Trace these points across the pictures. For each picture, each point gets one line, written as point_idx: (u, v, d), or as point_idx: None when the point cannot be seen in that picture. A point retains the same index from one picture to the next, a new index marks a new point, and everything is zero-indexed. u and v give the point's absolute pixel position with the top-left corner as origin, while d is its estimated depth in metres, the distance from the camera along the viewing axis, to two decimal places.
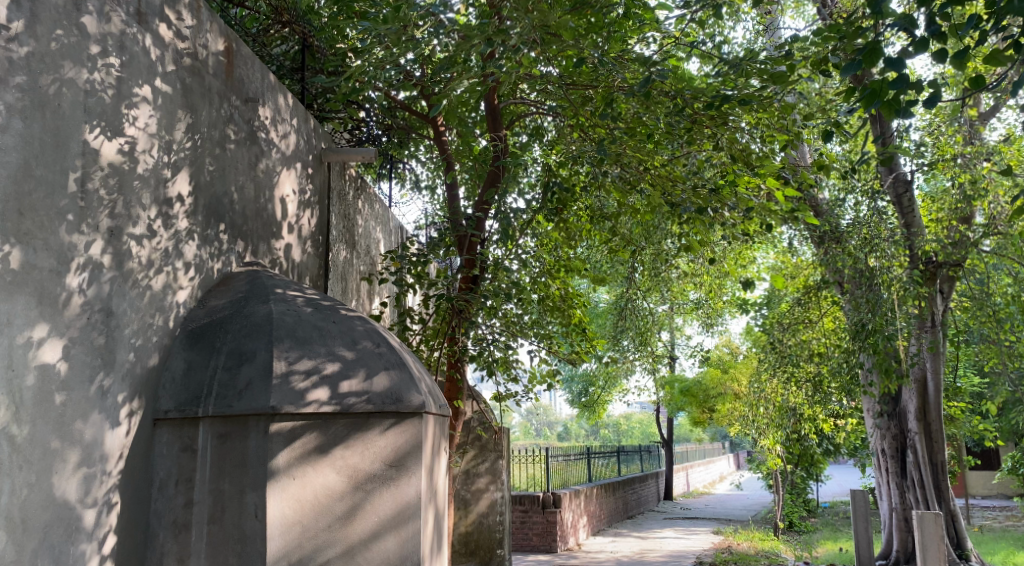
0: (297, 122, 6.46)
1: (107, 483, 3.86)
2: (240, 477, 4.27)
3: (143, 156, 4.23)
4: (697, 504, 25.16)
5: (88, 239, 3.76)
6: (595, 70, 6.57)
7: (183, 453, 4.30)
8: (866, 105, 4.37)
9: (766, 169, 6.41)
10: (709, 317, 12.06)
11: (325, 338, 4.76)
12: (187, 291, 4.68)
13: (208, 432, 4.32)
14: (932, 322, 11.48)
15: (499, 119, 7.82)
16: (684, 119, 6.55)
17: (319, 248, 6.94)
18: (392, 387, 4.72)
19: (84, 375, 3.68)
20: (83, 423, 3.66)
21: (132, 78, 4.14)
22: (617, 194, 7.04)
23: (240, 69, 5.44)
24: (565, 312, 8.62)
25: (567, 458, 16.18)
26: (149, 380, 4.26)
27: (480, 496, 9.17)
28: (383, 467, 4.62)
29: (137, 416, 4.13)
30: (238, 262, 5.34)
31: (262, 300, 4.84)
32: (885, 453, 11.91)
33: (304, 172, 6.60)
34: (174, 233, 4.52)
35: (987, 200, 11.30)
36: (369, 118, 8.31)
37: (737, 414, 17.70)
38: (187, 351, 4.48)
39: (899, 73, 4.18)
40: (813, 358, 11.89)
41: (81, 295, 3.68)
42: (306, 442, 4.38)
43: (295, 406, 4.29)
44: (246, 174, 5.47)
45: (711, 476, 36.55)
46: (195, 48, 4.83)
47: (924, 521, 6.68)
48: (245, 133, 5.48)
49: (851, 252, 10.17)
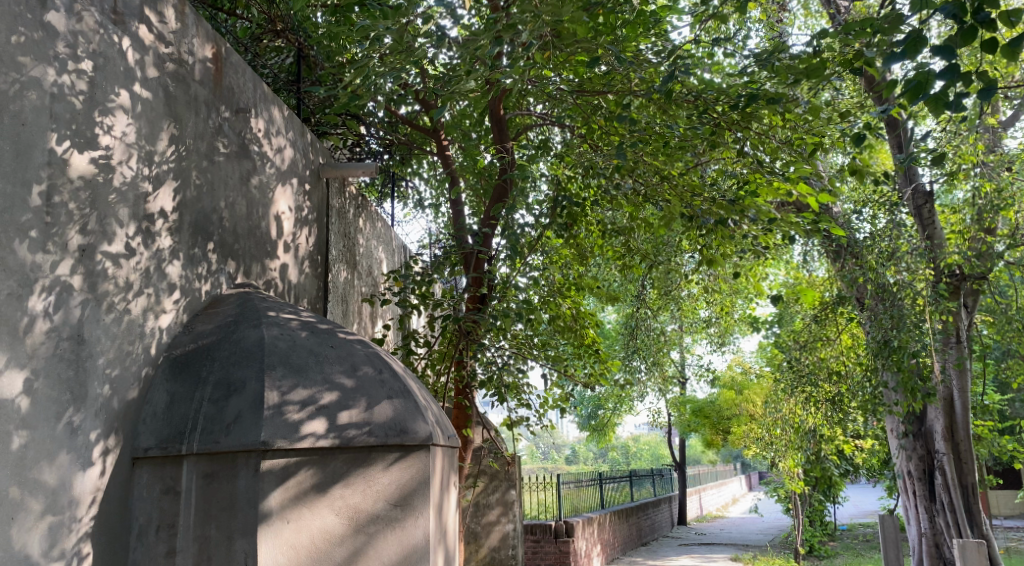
0: (293, 135, 6.10)
1: (76, 532, 3.44)
2: (228, 520, 3.85)
3: (120, 168, 3.87)
4: (711, 530, 24.38)
5: (55, 258, 3.38)
6: (609, 71, 6.18)
7: (165, 496, 3.88)
8: (910, 99, 3.91)
9: (795, 176, 5.97)
10: (722, 335, 11.67)
11: (322, 365, 4.36)
12: (171, 316, 4.29)
13: (192, 472, 3.90)
14: (957, 339, 10.97)
15: (504, 129, 7.42)
16: (706, 123, 6.11)
17: (318, 268, 6.56)
18: (395, 417, 4.31)
19: (50, 412, 3.27)
20: (48, 465, 3.24)
21: (107, 83, 3.78)
22: (631, 208, 6.65)
23: (230, 78, 5.08)
24: (576, 332, 8.22)
25: (579, 484, 15.70)
26: (127, 415, 3.84)
27: (491, 529, 8.69)
28: (387, 506, 4.21)
29: (113, 455, 3.71)
30: (228, 284, 4.95)
31: (253, 323, 4.44)
32: (913, 475, 11.36)
33: (301, 188, 6.22)
34: (156, 252, 4.14)
35: (1012, 210, 10.85)
36: (370, 135, 8.03)
37: (751, 435, 17.16)
38: (170, 382, 4.08)
39: (948, 61, 3.72)
40: (833, 377, 11.48)
41: (47, 320, 3.29)
42: (302, 481, 3.96)
43: (287, 441, 3.88)
44: (237, 189, 5.09)
45: (723, 499, 35.75)
46: (180, 54, 4.48)
47: (966, 549, 6.24)
48: (236, 145, 5.12)
49: (872, 267, 9.76)
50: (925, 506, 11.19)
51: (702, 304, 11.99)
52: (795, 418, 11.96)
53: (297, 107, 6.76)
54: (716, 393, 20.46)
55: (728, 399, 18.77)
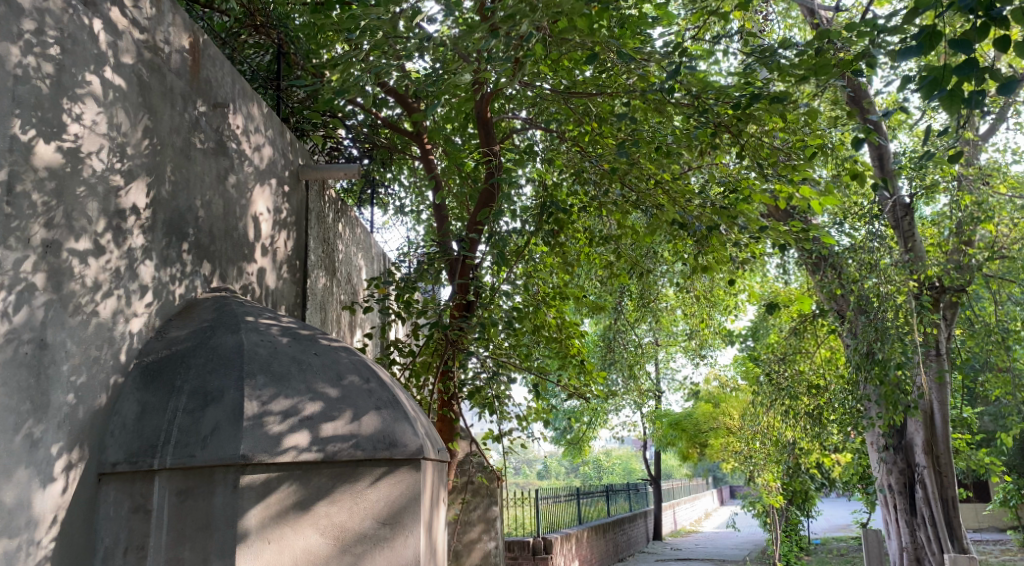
0: (272, 133, 5.83)
1: (35, 556, 3.12)
2: (203, 541, 3.54)
3: (89, 159, 3.58)
4: (687, 545, 24.30)
5: (17, 255, 3.08)
6: (601, 69, 5.99)
7: (134, 515, 3.57)
8: (926, 95, 3.81)
9: (796, 180, 5.82)
10: (701, 348, 11.47)
11: (305, 373, 4.08)
12: (143, 319, 3.99)
13: (165, 489, 3.59)
14: (938, 351, 10.98)
15: (491, 132, 7.16)
16: (705, 124, 5.88)
17: (296, 274, 6.26)
18: (383, 429, 4.06)
19: (8, 423, 2.96)
20: (4, 482, 2.93)
21: (75, 68, 3.49)
22: (620, 214, 6.45)
23: (207, 70, 4.81)
24: (562, 342, 8.01)
25: (556, 500, 15.48)
26: (93, 426, 3.54)
27: (472, 547, 8.38)
28: (376, 525, 3.95)
29: (77, 470, 3.41)
30: (204, 287, 4.65)
31: (231, 329, 4.16)
32: (893, 489, 11.23)
33: (280, 189, 5.95)
34: (127, 251, 3.85)
35: (991, 221, 10.93)
36: (349, 138, 7.80)
37: (727, 447, 17.09)
38: (141, 391, 3.78)
39: (965, 55, 3.62)
40: (812, 390, 11.25)
41: (5, 322, 2.98)
42: (283, 498, 3.68)
43: (269, 455, 3.59)
44: (213, 188, 4.80)
45: (697, 513, 35.76)
46: (155, 42, 4.21)
47: None
48: (213, 142, 4.84)
49: (856, 281, 9.71)
50: (905, 520, 11.05)
51: (679, 314, 11.89)
52: (774, 431, 11.96)
53: (276, 106, 6.50)
54: (693, 406, 20.37)
55: (706, 412, 18.83)
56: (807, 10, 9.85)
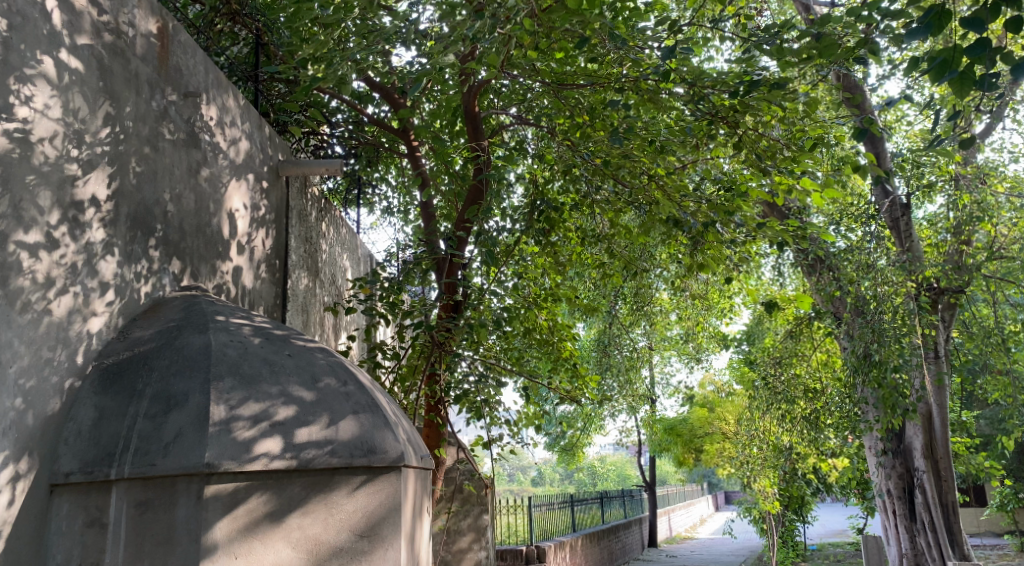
0: (250, 126, 5.58)
1: None
2: (164, 557, 3.28)
3: (41, 145, 3.33)
4: (682, 552, 23.99)
5: None
6: (593, 56, 5.75)
7: (88, 529, 3.31)
8: (935, 78, 3.53)
9: (795, 172, 5.61)
10: (695, 352, 11.25)
11: (278, 375, 3.83)
12: (103, 319, 3.73)
13: (123, 501, 3.33)
14: (937, 354, 10.79)
15: (479, 126, 6.93)
16: (702, 113, 5.66)
17: (275, 274, 6.01)
18: (362, 435, 3.80)
19: None
20: None
21: (25, 46, 3.25)
22: (613, 209, 6.21)
23: (177, 56, 4.56)
24: (554, 345, 7.77)
25: (549, 507, 15.17)
26: (45, 433, 3.28)
27: (462, 557, 8.10)
28: (352, 537, 3.70)
29: (25, 481, 3.15)
30: (173, 286, 4.39)
31: (199, 329, 3.90)
32: (892, 494, 10.95)
33: (258, 185, 5.70)
34: (85, 246, 3.60)
35: (989, 222, 10.77)
36: (333, 134, 7.58)
37: (723, 452, 16.88)
38: (99, 395, 3.52)
39: (978, 34, 3.40)
40: (808, 394, 11.04)
41: None
42: (253, 509, 3.42)
43: (237, 463, 3.34)
44: (184, 181, 4.55)
45: (692, 520, 35.47)
46: (117, 24, 3.96)
47: None
48: (184, 133, 4.59)
49: (852, 281, 9.51)
50: (904, 526, 10.77)
51: (674, 317, 11.67)
52: (771, 436, 11.74)
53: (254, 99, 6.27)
54: (688, 412, 20.15)
55: (701, 417, 18.63)
56: (802, 6, 9.69)
